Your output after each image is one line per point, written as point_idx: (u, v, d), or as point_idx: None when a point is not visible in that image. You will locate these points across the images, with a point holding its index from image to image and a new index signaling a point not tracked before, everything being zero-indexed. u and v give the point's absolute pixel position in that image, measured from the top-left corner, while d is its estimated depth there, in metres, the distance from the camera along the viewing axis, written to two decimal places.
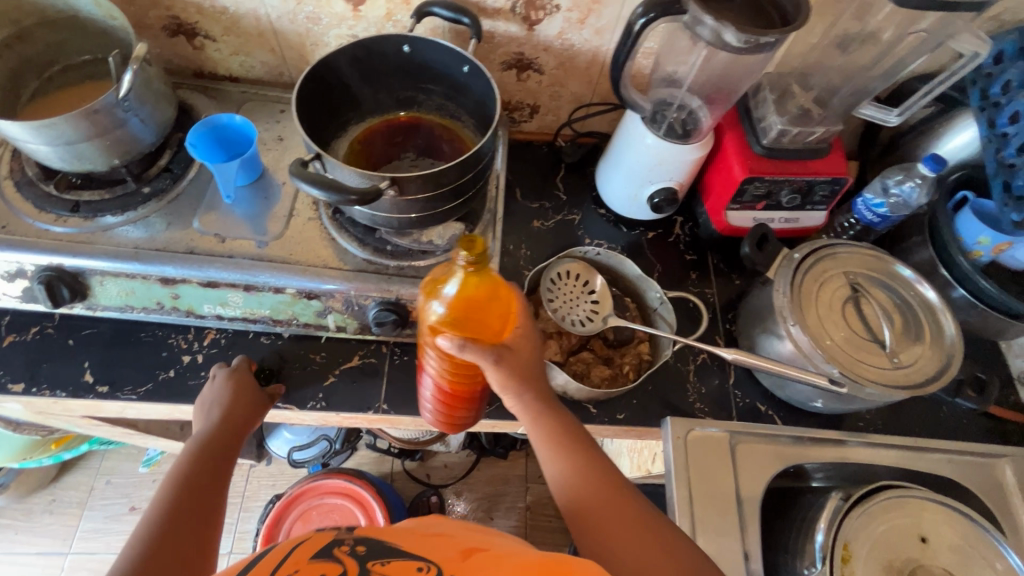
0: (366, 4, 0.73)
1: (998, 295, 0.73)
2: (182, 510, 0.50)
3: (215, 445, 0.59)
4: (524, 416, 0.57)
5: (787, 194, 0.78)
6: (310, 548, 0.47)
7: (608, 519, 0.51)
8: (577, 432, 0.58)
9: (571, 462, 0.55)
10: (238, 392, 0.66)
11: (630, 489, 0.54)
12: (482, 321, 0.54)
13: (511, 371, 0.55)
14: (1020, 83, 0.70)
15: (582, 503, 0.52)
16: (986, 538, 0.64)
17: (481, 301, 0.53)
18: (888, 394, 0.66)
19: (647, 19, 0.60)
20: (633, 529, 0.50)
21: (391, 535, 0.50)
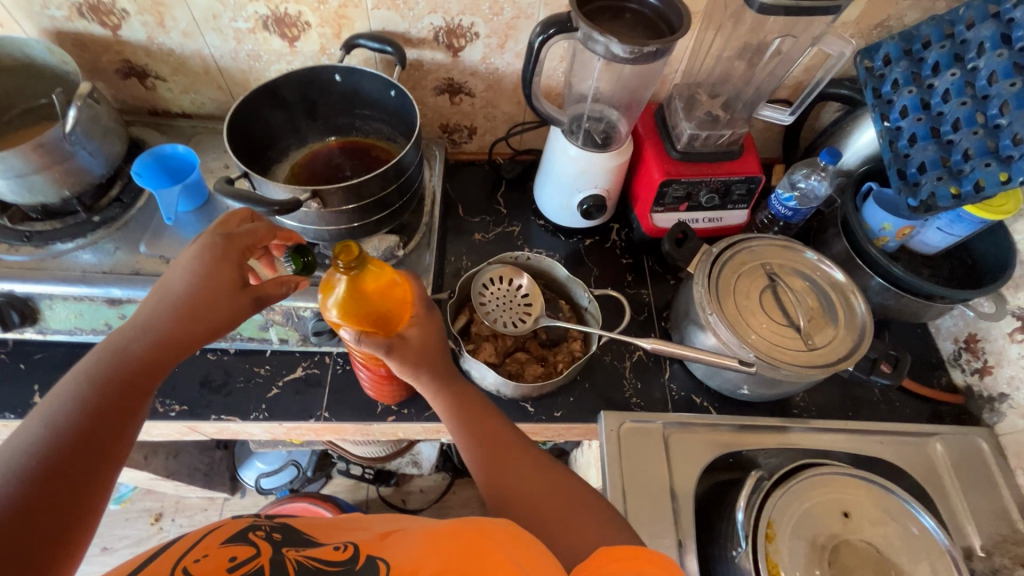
0: (301, 40, 0.79)
1: (905, 277, 0.77)
2: (78, 425, 0.42)
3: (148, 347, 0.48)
4: (431, 398, 0.63)
5: (705, 194, 0.83)
6: (223, 532, 0.48)
7: (514, 478, 0.59)
8: (485, 410, 0.64)
9: (477, 434, 0.62)
10: (212, 269, 0.53)
11: (528, 446, 0.63)
12: (381, 306, 0.60)
13: (412, 358, 0.61)
14: (905, 81, 0.76)
15: (490, 471, 0.60)
16: (898, 502, 0.66)
17: (371, 296, 0.59)
18: (803, 374, 0.69)
19: (544, 36, 0.66)
20: (535, 481, 0.59)
21: (310, 524, 0.52)
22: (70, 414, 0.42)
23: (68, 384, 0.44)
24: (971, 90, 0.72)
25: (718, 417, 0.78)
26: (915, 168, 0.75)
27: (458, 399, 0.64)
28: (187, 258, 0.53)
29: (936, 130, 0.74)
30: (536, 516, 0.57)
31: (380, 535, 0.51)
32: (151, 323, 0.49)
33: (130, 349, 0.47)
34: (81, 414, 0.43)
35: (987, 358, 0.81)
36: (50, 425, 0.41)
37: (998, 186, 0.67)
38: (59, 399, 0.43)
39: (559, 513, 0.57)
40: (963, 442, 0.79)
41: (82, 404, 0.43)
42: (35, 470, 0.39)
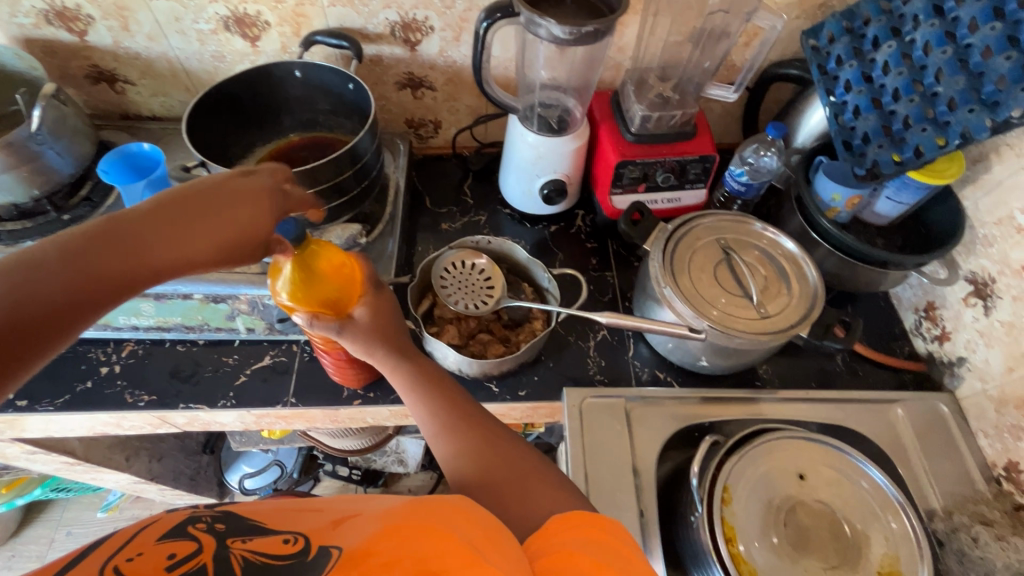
0: (262, 39, 0.82)
1: (857, 246, 0.78)
2: (52, 295, 0.39)
3: (158, 239, 0.44)
4: (387, 372, 0.64)
5: (661, 174, 0.85)
6: (161, 525, 0.40)
7: (465, 444, 0.59)
8: (440, 381, 0.65)
9: (431, 403, 0.62)
10: (249, 203, 0.50)
11: (484, 416, 0.62)
12: (332, 287, 0.61)
13: (362, 338, 0.62)
14: (847, 56, 0.78)
15: (445, 440, 0.60)
16: (850, 461, 0.68)
17: (322, 277, 0.60)
18: (755, 340, 0.70)
19: (489, 21, 0.69)
20: (490, 448, 0.59)
21: (258, 507, 0.44)
22: (41, 289, 0.38)
23: (55, 252, 0.39)
24: (909, 61, 0.73)
25: (681, 390, 0.79)
26: (860, 139, 0.77)
27: (414, 370, 0.64)
28: (238, 180, 0.50)
29: (878, 100, 0.76)
30: (483, 481, 0.56)
31: (334, 523, 0.43)
32: (171, 221, 0.45)
33: (135, 244, 0.43)
34: (50, 294, 0.39)
35: (945, 324, 0.82)
36: (16, 293, 0.37)
37: (936, 150, 0.70)
38: (38, 264, 0.39)
39: (507, 479, 0.56)
40: (924, 407, 0.80)
41: (57, 286, 0.39)
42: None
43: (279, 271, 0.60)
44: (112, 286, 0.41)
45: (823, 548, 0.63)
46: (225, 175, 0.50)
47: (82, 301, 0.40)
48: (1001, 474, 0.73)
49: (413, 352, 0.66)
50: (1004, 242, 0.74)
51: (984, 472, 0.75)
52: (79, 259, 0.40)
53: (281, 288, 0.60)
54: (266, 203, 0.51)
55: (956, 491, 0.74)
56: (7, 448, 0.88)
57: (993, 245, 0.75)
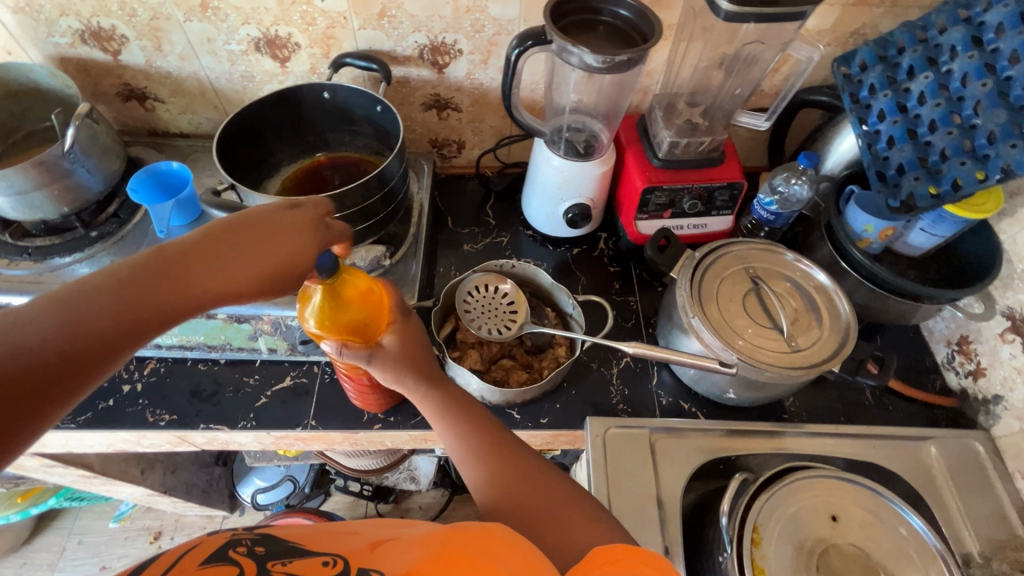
0: (292, 60, 0.83)
1: (890, 278, 0.76)
2: (97, 328, 0.38)
3: (201, 270, 0.44)
4: (417, 400, 0.63)
5: (688, 201, 0.84)
6: (203, 550, 0.42)
7: (499, 475, 0.58)
8: (467, 407, 0.63)
9: (462, 431, 0.61)
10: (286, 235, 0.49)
11: (515, 445, 0.61)
12: (359, 315, 0.60)
13: (391, 367, 0.62)
14: (881, 85, 0.77)
15: (479, 470, 0.59)
16: (886, 504, 0.67)
17: (350, 305, 0.59)
18: (786, 375, 0.69)
19: (521, 48, 0.68)
20: (526, 480, 0.57)
21: (294, 533, 0.46)
22: (79, 323, 0.38)
23: (94, 285, 0.39)
24: (946, 92, 0.72)
25: (706, 422, 0.77)
26: (894, 170, 0.75)
27: (443, 397, 0.63)
28: (277, 215, 0.49)
29: (913, 131, 0.74)
30: (518, 513, 0.55)
31: (370, 546, 0.45)
32: (212, 252, 0.45)
33: (173, 277, 0.42)
34: (90, 329, 0.38)
35: (980, 359, 0.80)
36: (60, 325, 0.37)
37: (975, 185, 0.68)
38: (77, 298, 0.38)
39: (542, 510, 0.55)
40: (957, 445, 0.78)
41: (97, 321, 0.38)
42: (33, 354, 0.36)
43: (307, 299, 0.59)
44: (147, 321, 0.41)
45: None
46: (263, 208, 0.49)
47: (119, 336, 0.39)
48: None
49: (444, 378, 0.65)
50: None
51: (1022, 516, 0.72)
52: (120, 295, 0.40)
53: (308, 315, 0.60)
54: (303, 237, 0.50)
55: (993, 535, 0.72)
56: (26, 462, 0.88)
57: None
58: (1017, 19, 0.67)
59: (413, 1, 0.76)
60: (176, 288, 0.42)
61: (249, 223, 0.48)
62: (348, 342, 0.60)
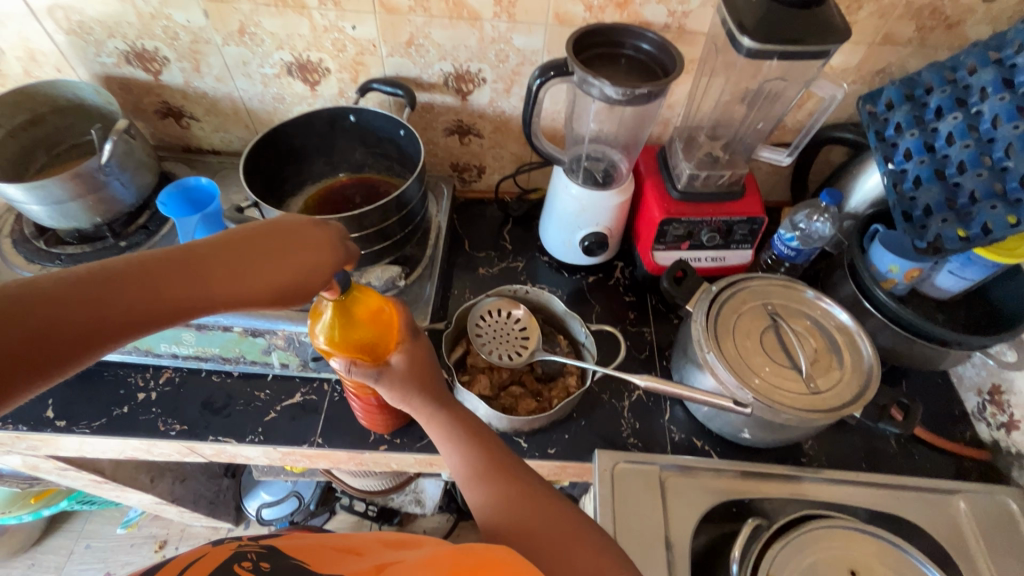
0: (321, 84, 0.86)
1: (915, 321, 0.74)
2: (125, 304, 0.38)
3: (233, 267, 0.44)
4: (423, 420, 0.62)
5: (706, 233, 0.83)
6: (208, 562, 0.42)
7: (504, 501, 0.56)
8: (474, 427, 0.62)
9: (469, 453, 0.60)
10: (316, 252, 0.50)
11: (523, 469, 0.60)
12: (369, 333, 0.60)
13: (398, 386, 0.61)
14: (908, 124, 0.75)
15: (483, 492, 0.57)
16: (909, 562, 0.63)
17: (362, 322, 0.60)
18: (804, 417, 0.66)
19: (543, 78, 0.70)
20: (536, 509, 0.56)
21: (301, 548, 0.46)
22: (106, 300, 0.37)
23: (129, 264, 0.39)
24: (975, 133, 0.71)
25: (720, 462, 0.75)
26: (921, 211, 0.73)
27: (451, 418, 0.62)
28: (312, 233, 0.50)
29: (941, 172, 0.73)
30: (526, 544, 0.53)
31: (376, 568, 0.44)
32: (246, 255, 0.45)
33: (205, 271, 0.42)
34: (112, 306, 0.37)
35: (1014, 411, 0.76)
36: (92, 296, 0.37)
37: (1007, 229, 0.66)
38: (112, 274, 0.38)
39: (547, 540, 0.53)
40: (989, 501, 0.74)
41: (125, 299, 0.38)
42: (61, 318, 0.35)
43: (320, 316, 0.60)
44: (168, 309, 0.40)
45: None
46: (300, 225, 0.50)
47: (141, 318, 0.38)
48: None
49: (453, 400, 0.64)
50: None
51: None
52: (152, 278, 0.39)
53: (320, 331, 0.60)
54: (333, 254, 0.51)
55: None
56: (41, 463, 0.89)
57: None
58: None
59: (440, 31, 0.78)
60: (207, 280, 0.42)
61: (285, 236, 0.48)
62: (358, 360, 0.60)
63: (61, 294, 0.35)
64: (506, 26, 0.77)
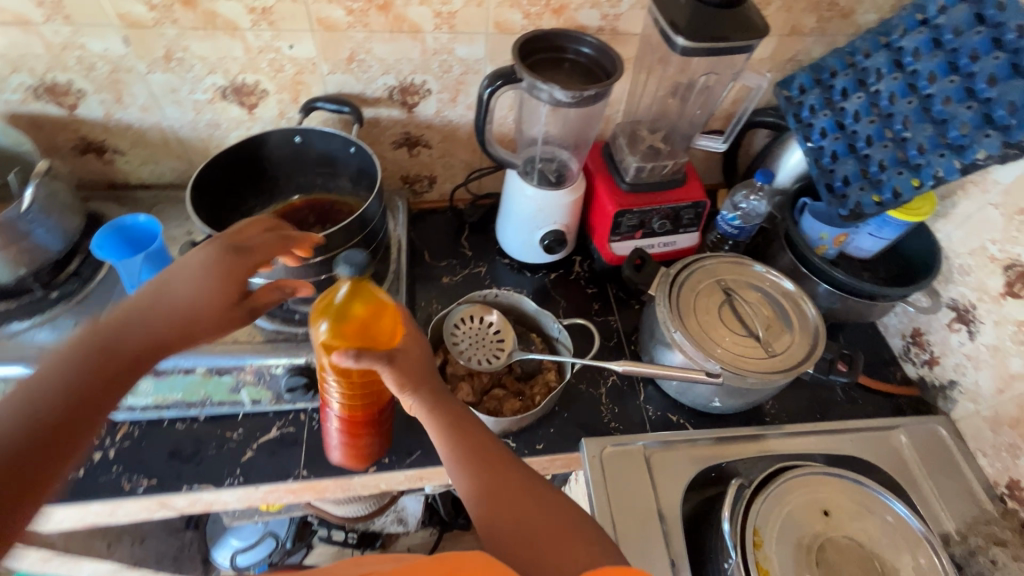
0: (259, 106, 0.82)
1: (847, 281, 0.82)
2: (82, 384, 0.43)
3: (154, 321, 0.49)
4: (419, 414, 0.59)
5: (657, 221, 0.88)
6: None
7: (498, 495, 0.53)
8: (470, 421, 0.59)
9: (457, 442, 0.57)
10: (226, 287, 0.54)
11: (518, 464, 0.56)
12: (374, 324, 0.60)
13: (400, 373, 0.58)
14: (820, 105, 0.84)
15: (477, 487, 0.54)
16: (872, 495, 0.69)
17: (367, 315, 0.60)
18: (767, 379, 0.72)
19: (493, 88, 0.71)
20: (528, 503, 0.53)
21: None
22: (64, 391, 0.42)
23: (64, 360, 0.44)
24: (877, 109, 0.80)
25: (696, 433, 0.80)
26: (840, 182, 0.82)
27: (436, 407, 0.59)
28: (203, 258, 0.54)
29: (853, 146, 0.82)
30: (518, 543, 0.50)
31: None
32: (162, 308, 0.49)
33: (135, 335, 0.47)
34: (74, 391, 0.43)
35: (934, 349, 0.87)
36: (52, 392, 0.42)
37: (912, 191, 0.74)
38: (54, 374, 0.43)
39: (531, 539, 0.50)
40: (924, 430, 0.83)
41: (76, 384, 0.43)
42: (37, 415, 0.41)
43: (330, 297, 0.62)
44: (119, 374, 0.46)
45: None
46: (192, 260, 0.53)
47: (102, 389, 0.44)
48: (1004, 492, 0.76)
49: (448, 392, 0.61)
50: (980, 271, 0.79)
51: (988, 492, 0.77)
52: (92, 359, 0.45)
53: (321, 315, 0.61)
54: (235, 262, 0.55)
55: (966, 512, 0.76)
56: None
57: (970, 274, 0.80)
58: (930, 43, 0.76)
59: (382, 45, 0.78)
60: (138, 342, 0.47)
61: (183, 277, 0.52)
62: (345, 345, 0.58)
63: (19, 401, 0.41)
64: (448, 37, 0.78)
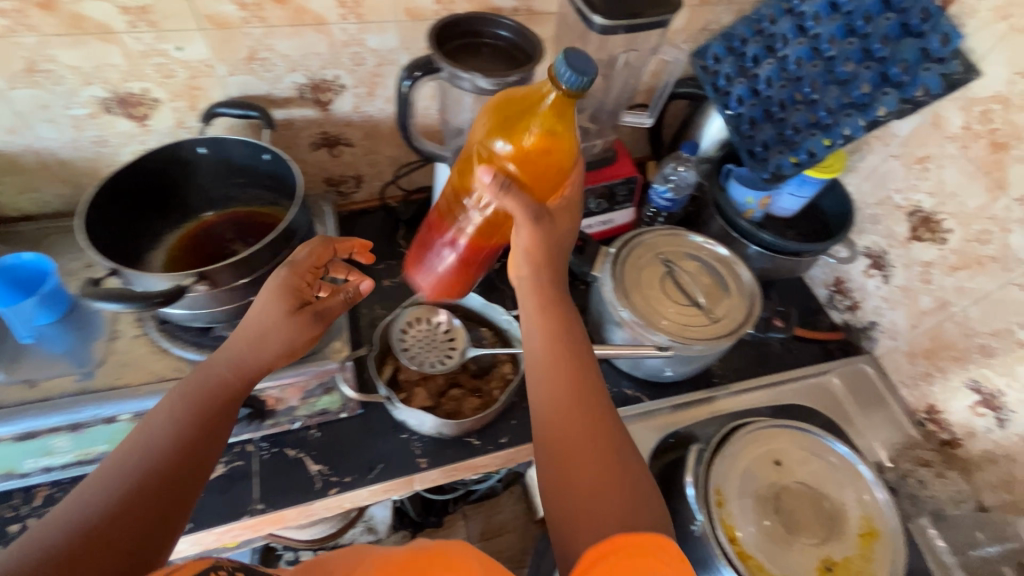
0: (152, 117, 0.74)
1: (774, 241, 0.86)
2: (184, 427, 0.49)
3: (239, 359, 0.54)
4: (522, 288, 0.59)
5: (593, 201, 0.89)
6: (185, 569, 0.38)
7: (567, 412, 0.52)
8: (570, 337, 0.57)
9: (551, 345, 0.56)
10: (287, 305, 0.56)
11: (600, 396, 0.54)
12: (538, 160, 0.58)
13: (536, 243, 0.57)
14: (734, 73, 0.86)
15: (545, 398, 0.54)
16: (816, 440, 0.74)
17: (542, 150, 0.58)
18: (713, 345, 0.75)
19: (411, 80, 0.68)
20: (595, 438, 0.51)
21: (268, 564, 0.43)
22: (177, 433, 0.48)
23: (173, 405, 0.50)
24: (786, 74, 0.83)
25: (652, 404, 0.82)
26: (760, 146, 0.85)
27: (539, 298, 0.59)
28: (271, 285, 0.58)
29: (768, 111, 0.85)
30: (567, 468, 0.50)
31: None
32: (248, 340, 0.55)
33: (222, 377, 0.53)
34: (183, 433, 0.48)
35: (854, 295, 0.93)
36: (164, 432, 0.48)
37: (825, 151, 0.78)
38: (168, 418, 0.49)
39: (580, 478, 0.49)
40: (852, 370, 0.90)
41: (179, 424, 0.49)
42: (155, 454, 0.46)
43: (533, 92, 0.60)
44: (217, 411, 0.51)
45: (811, 525, 0.68)
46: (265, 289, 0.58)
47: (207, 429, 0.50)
48: (924, 417, 0.84)
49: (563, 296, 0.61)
50: (887, 219, 0.85)
51: (911, 418, 0.85)
52: (198, 403, 0.51)
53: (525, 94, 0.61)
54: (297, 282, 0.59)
55: (894, 439, 0.84)
56: None
57: (879, 222, 0.86)
58: (828, 7, 0.79)
59: (284, 41, 0.72)
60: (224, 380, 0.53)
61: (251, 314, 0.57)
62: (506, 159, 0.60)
63: (148, 439, 0.47)
64: (357, 27, 0.73)
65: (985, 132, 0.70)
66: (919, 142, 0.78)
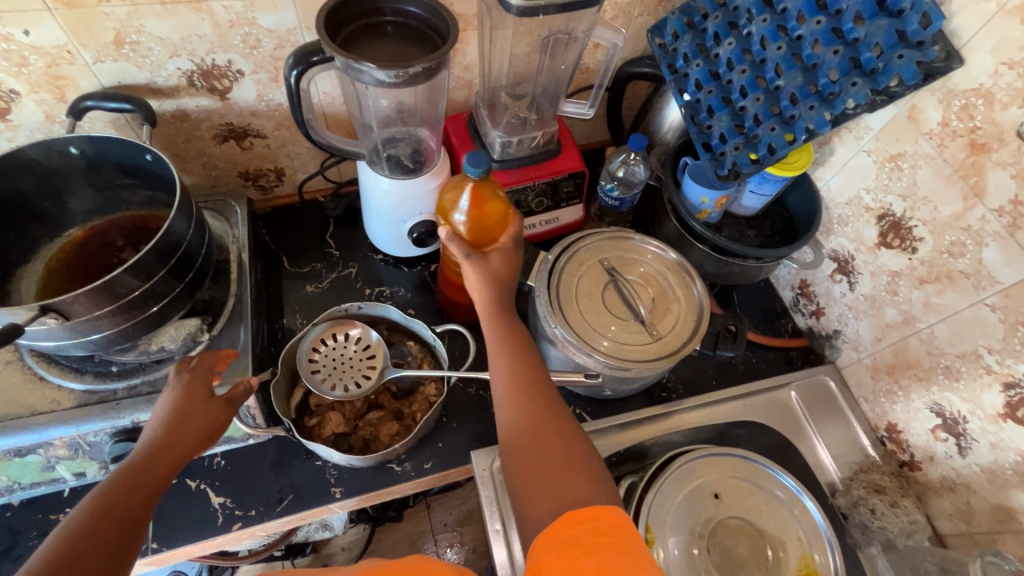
0: (14, 111, 0.65)
1: (730, 246, 0.78)
2: (108, 516, 0.44)
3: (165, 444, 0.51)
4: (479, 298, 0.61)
5: (533, 198, 0.80)
6: None
7: (528, 414, 0.54)
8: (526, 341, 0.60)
9: (508, 352, 0.58)
10: (199, 392, 0.55)
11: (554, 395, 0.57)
12: (480, 224, 0.65)
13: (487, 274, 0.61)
14: (693, 54, 0.76)
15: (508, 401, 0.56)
16: (761, 470, 0.69)
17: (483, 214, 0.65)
18: (652, 367, 0.68)
19: (298, 70, 0.59)
20: (550, 434, 0.53)
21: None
22: (101, 525, 0.44)
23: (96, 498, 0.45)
24: (749, 56, 0.73)
25: (592, 424, 0.76)
26: (717, 139, 0.75)
27: (490, 310, 0.61)
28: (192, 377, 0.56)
29: (727, 99, 0.75)
30: (533, 464, 0.51)
31: None
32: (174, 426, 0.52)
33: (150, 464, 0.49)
34: (109, 526, 0.44)
35: (819, 300, 0.86)
36: (86, 525, 0.43)
37: (786, 147, 0.69)
38: (92, 509, 0.44)
39: (549, 475, 0.50)
40: (813, 382, 0.84)
41: (105, 513, 0.44)
42: (78, 543, 0.42)
43: (458, 185, 0.67)
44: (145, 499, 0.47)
45: (747, 565, 0.63)
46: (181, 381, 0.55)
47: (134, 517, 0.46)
48: (884, 435, 0.78)
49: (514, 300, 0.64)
50: (856, 221, 0.77)
51: (870, 436, 0.79)
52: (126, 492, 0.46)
53: (451, 191, 0.68)
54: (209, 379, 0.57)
55: (851, 459, 0.78)
56: None
57: (847, 224, 0.78)
58: None
59: (156, 21, 0.61)
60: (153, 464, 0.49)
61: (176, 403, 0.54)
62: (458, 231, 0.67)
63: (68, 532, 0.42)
64: (243, 5, 0.63)
65: (965, 131, 0.61)
66: (893, 137, 0.69)
